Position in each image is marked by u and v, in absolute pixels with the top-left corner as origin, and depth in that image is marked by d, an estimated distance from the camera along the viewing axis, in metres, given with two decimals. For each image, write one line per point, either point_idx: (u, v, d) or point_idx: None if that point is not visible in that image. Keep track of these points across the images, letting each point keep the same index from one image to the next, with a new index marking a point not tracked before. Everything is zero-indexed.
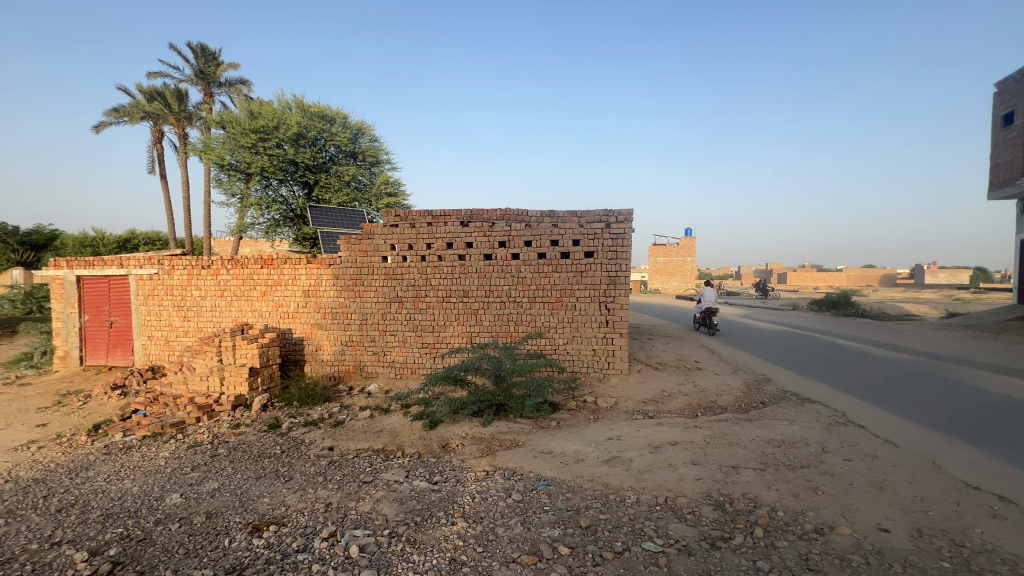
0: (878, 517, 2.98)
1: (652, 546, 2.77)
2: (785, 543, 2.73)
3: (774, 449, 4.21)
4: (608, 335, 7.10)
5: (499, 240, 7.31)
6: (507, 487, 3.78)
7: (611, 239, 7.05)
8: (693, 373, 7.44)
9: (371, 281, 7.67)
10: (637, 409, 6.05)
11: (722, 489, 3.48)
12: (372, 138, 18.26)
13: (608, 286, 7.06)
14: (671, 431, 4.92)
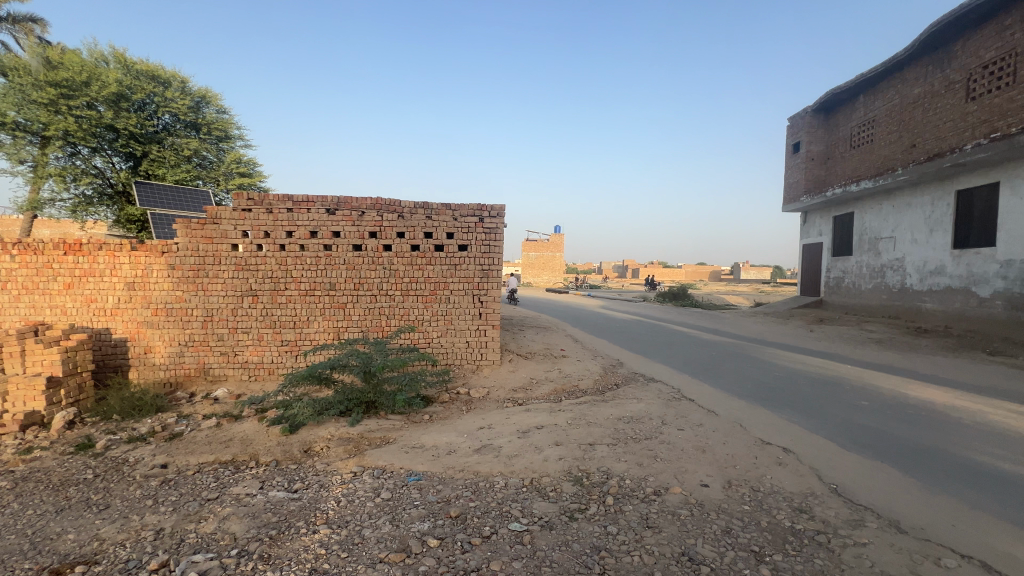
0: (701, 475, 3.53)
1: (517, 526, 2.92)
2: (630, 507, 3.09)
3: (623, 425, 4.75)
4: (480, 327, 7.25)
5: (370, 231, 6.97)
6: (376, 486, 3.64)
7: (484, 233, 7.20)
8: (559, 361, 7.99)
9: (218, 272, 6.74)
10: (507, 398, 6.30)
11: (581, 465, 3.81)
12: (219, 108, 16.21)
13: (481, 280, 7.21)
14: (538, 416, 5.24)
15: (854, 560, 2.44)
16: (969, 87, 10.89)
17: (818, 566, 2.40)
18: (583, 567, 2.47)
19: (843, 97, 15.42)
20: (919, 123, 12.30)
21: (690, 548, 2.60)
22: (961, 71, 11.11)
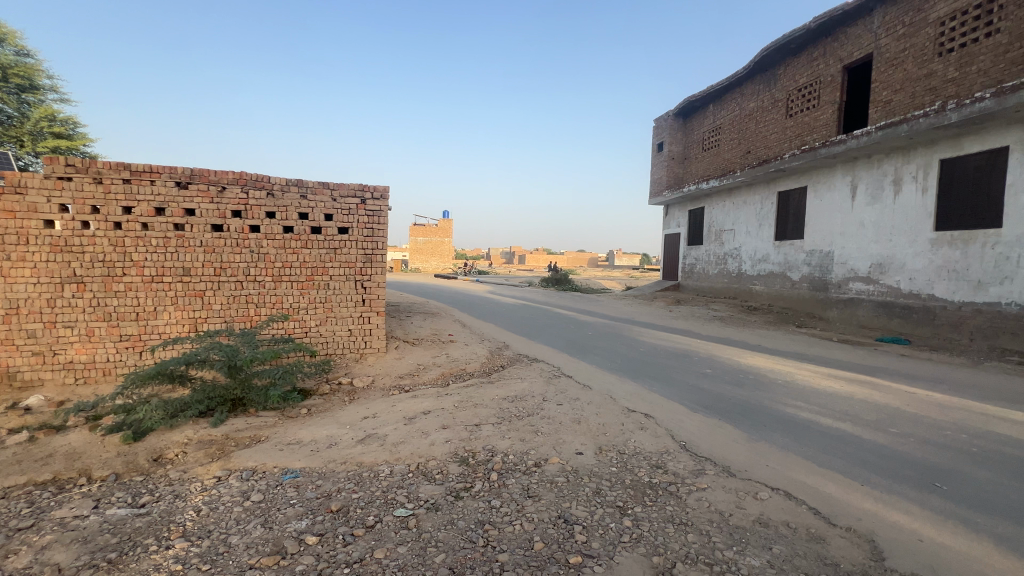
0: (576, 444, 3.85)
1: (403, 511, 2.91)
2: (513, 480, 3.26)
3: (508, 404, 4.95)
4: (364, 315, 6.95)
5: (232, 209, 6.22)
6: (245, 489, 3.34)
7: (367, 215, 6.89)
8: (447, 345, 8.01)
9: (25, 255, 5.48)
10: (393, 385, 6.16)
11: (467, 445, 3.90)
12: (17, 50, 13.15)
13: (364, 264, 6.91)
14: (425, 401, 5.22)
15: (696, 503, 2.88)
16: (789, 106, 13.08)
17: (669, 512, 2.79)
18: (468, 542, 2.55)
19: (698, 105, 17.50)
20: (753, 133, 14.48)
21: (566, 511, 2.83)
22: (784, 91, 13.29)
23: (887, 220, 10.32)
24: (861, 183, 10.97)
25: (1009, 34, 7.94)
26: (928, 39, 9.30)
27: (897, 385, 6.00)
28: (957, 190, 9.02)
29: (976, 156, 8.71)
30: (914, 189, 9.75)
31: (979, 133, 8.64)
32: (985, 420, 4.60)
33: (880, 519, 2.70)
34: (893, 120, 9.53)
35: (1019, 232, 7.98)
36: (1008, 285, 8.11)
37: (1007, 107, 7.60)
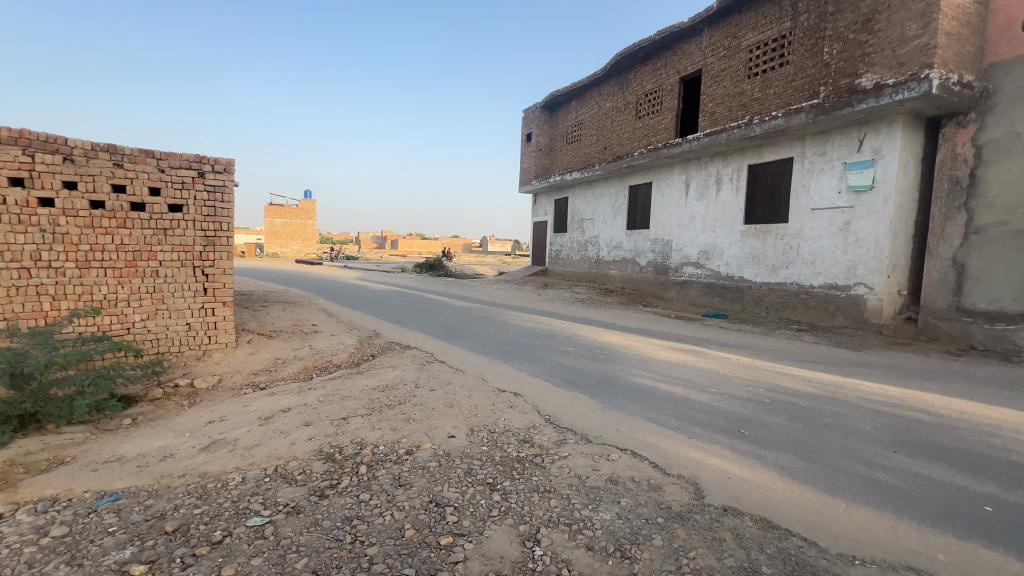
0: (448, 428, 3.88)
1: (257, 520, 2.65)
2: (383, 471, 3.18)
3: (378, 394, 4.79)
4: (206, 306, 6.08)
5: (11, 176, 4.89)
6: (42, 524, 2.71)
7: (206, 191, 6.00)
8: (309, 336, 7.41)
9: None
10: (246, 383, 5.51)
11: (333, 441, 3.68)
12: None
13: (204, 248, 6.03)
14: (284, 398, 4.77)
15: (558, 470, 3.13)
16: (638, 108, 14.59)
17: (534, 482, 2.98)
18: (334, 541, 2.43)
19: (562, 100, 18.54)
20: (609, 131, 15.85)
21: (438, 494, 2.85)
22: (634, 95, 14.76)
23: (711, 214, 12.20)
24: (693, 181, 12.76)
25: (795, 66, 9.87)
26: (741, 62, 11.10)
27: (717, 352, 7.22)
28: (759, 191, 11.03)
29: (772, 164, 10.73)
30: (730, 188, 11.67)
31: (774, 145, 10.65)
32: (774, 376, 5.79)
33: (701, 464, 3.24)
34: (715, 129, 11.24)
35: (799, 226, 10.08)
36: (791, 268, 10.22)
37: (793, 125, 9.50)
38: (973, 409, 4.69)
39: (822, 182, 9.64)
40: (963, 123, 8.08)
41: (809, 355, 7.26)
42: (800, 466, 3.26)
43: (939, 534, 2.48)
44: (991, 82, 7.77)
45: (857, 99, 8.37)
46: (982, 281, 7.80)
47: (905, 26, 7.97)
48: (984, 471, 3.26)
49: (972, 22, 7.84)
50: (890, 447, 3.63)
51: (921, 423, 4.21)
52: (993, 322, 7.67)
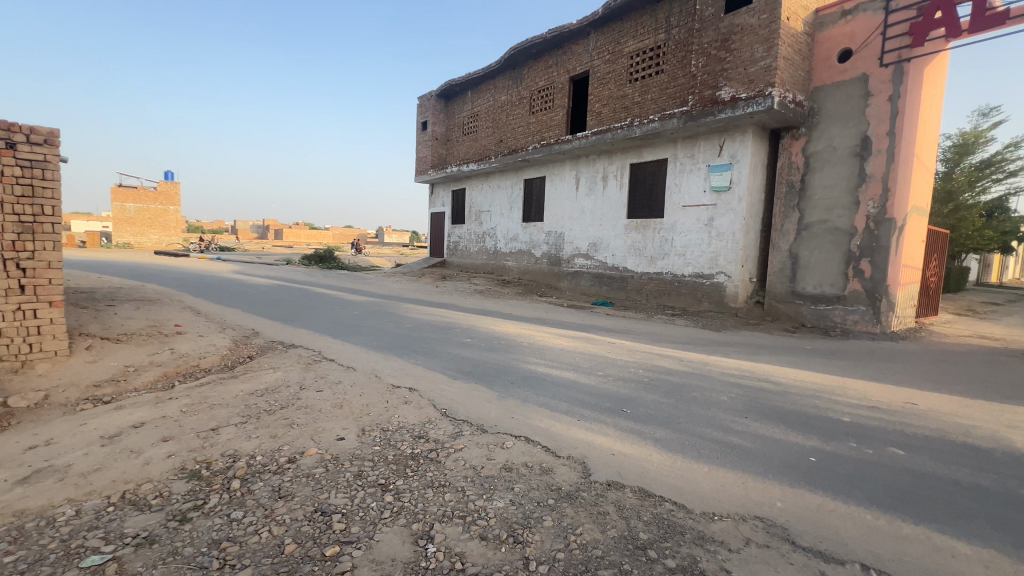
0: (337, 430, 3.65)
1: (96, 559, 2.24)
2: (260, 484, 2.88)
3: (256, 399, 4.34)
4: (26, 307, 5.00)
5: None
6: None
7: (20, 167, 4.91)
8: (171, 339, 6.48)
9: None
10: (84, 397, 4.63)
11: (199, 456, 3.25)
12: None
13: (19, 237, 4.93)
14: (136, 412, 4.11)
15: (453, 464, 3.11)
16: (531, 104, 14.96)
17: (429, 478, 2.92)
18: (197, 569, 2.14)
19: (457, 90, 18.33)
20: (504, 124, 16.05)
21: (324, 502, 2.66)
22: (527, 90, 15.10)
23: (598, 208, 12.99)
24: (582, 177, 13.46)
25: (668, 75, 10.84)
26: (623, 67, 11.90)
27: (605, 338, 7.74)
28: (640, 188, 11.99)
29: (650, 164, 11.71)
30: (615, 185, 12.52)
31: (652, 146, 11.63)
32: (653, 358, 6.37)
33: (589, 444, 3.44)
34: (602, 128, 11.95)
35: (672, 221, 11.16)
36: (667, 259, 11.30)
37: (667, 129, 10.44)
38: (803, 377, 5.62)
39: (691, 182, 10.76)
40: (797, 135, 9.54)
41: (680, 337, 8.12)
42: (672, 437, 3.62)
43: (778, 485, 2.91)
44: (816, 102, 9.28)
45: (718, 109, 9.45)
46: (809, 270, 9.36)
47: (754, 48, 9.16)
48: (810, 428, 3.91)
49: (803, 51, 9.26)
50: (742, 413, 4.19)
51: (766, 391, 4.93)
52: (817, 304, 9.25)
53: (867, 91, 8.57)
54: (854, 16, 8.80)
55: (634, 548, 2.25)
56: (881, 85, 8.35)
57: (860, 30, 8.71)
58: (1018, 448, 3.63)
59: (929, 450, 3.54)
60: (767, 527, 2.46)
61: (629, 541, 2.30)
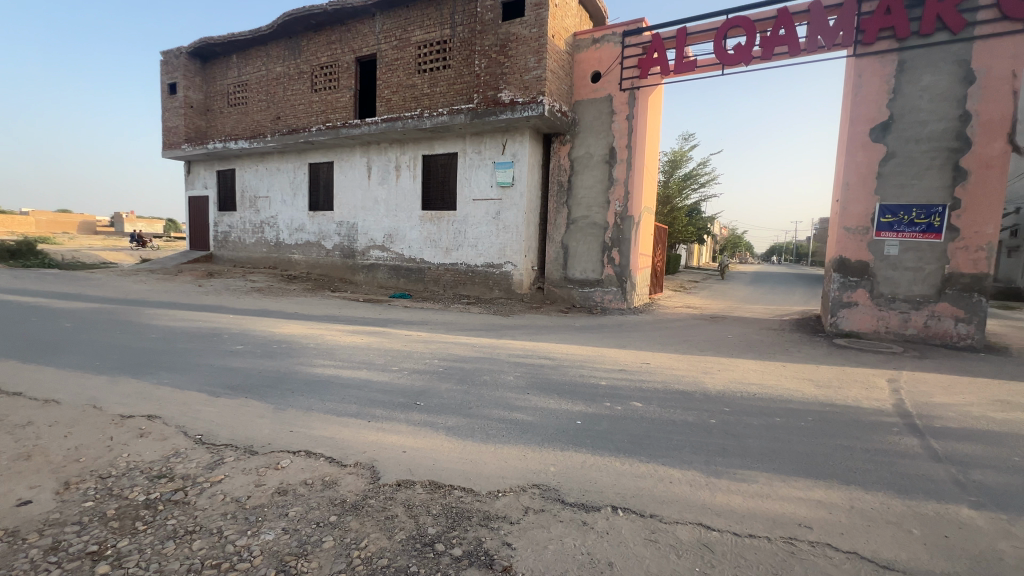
0: (19, 491, 2.61)
1: None
2: None
3: None
4: None
5: None
6: None
7: None
8: None
9: None
10: None
11: None
12: None
13: None
14: None
15: (207, 501, 2.54)
16: (313, 80, 13.56)
17: (171, 526, 2.33)
18: None
19: (216, 51, 15.36)
20: (281, 99, 14.16)
21: None
22: (308, 64, 13.62)
23: (392, 199, 12.63)
24: (374, 165, 12.86)
25: (455, 71, 11.13)
26: (411, 57, 11.74)
27: (401, 331, 7.58)
28: (433, 180, 12.10)
29: (441, 156, 11.90)
30: (408, 175, 12.34)
31: (442, 139, 11.82)
32: (447, 346, 6.51)
33: (379, 445, 3.28)
34: (391, 116, 11.59)
35: (464, 214, 11.61)
36: (461, 250, 11.72)
37: (456, 123, 10.75)
38: (573, 350, 6.53)
39: (479, 177, 11.34)
40: (563, 142, 10.96)
41: (475, 324, 8.51)
42: (463, 423, 3.72)
43: (551, 451, 3.26)
44: (577, 114, 10.79)
45: (500, 110, 10.16)
46: (577, 258, 10.93)
47: (527, 58, 10.11)
48: (577, 394, 4.53)
49: (565, 67, 10.62)
50: (525, 390, 4.60)
51: (545, 367, 5.54)
52: (583, 287, 10.89)
53: (612, 110, 10.37)
54: (601, 45, 10.48)
55: (422, 546, 2.20)
56: (621, 106, 10.23)
57: (605, 57, 10.44)
58: (707, 388, 4.90)
59: (656, 398, 4.49)
60: (543, 492, 2.72)
61: (417, 540, 2.24)
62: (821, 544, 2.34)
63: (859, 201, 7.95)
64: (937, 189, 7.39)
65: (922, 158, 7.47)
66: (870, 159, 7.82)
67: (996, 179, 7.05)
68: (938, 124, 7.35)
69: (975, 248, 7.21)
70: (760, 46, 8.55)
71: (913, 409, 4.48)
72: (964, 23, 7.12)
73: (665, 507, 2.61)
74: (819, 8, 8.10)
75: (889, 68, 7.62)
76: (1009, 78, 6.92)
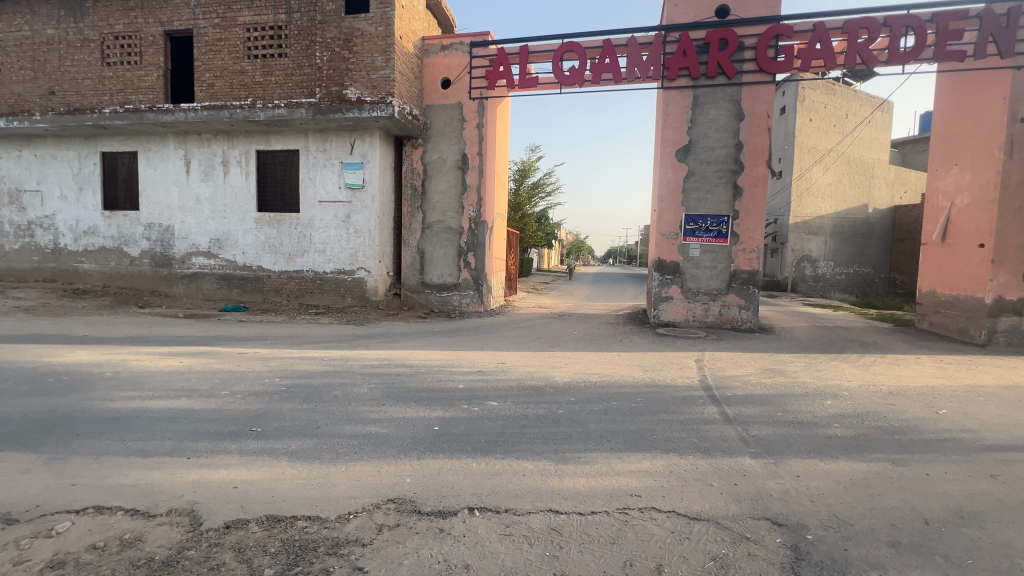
0: None
1: None
2: None
3: None
4: None
5: None
6: None
7: None
8: None
9: None
10: None
11: None
12: None
13: None
14: None
15: None
16: (103, 51, 11.10)
17: None
18: None
19: None
20: (54, 69, 11.26)
21: None
22: (95, 31, 11.10)
23: (219, 198, 10.99)
24: (193, 159, 11.04)
25: (292, 61, 10.17)
26: (238, 38, 10.36)
27: (232, 349, 6.62)
28: (270, 179, 10.87)
29: (280, 153, 10.76)
30: (239, 172, 10.87)
31: (280, 134, 10.69)
32: (290, 362, 5.88)
33: (202, 484, 2.80)
34: (215, 103, 10.11)
35: (309, 216, 10.67)
36: (306, 256, 10.75)
37: (295, 117, 9.84)
38: (431, 356, 6.45)
39: (325, 177, 10.54)
40: (415, 145, 10.81)
41: (325, 336, 7.87)
42: (308, 445, 3.39)
43: (408, 462, 3.16)
44: (428, 119, 10.75)
45: (346, 108, 9.60)
46: (433, 263, 10.87)
47: (374, 56, 9.75)
48: (434, 400, 4.49)
49: (415, 71, 10.50)
50: (380, 401, 4.40)
51: (401, 376, 5.37)
52: (441, 291, 10.87)
53: (462, 117, 10.58)
54: (450, 52, 10.62)
55: None
56: (471, 114, 10.51)
57: (454, 65, 10.61)
58: (556, 381, 5.28)
59: (510, 396, 4.68)
60: (398, 506, 2.62)
61: None
62: (648, 508, 2.68)
63: (670, 211, 9.42)
64: (723, 202, 9.13)
65: (712, 177, 9.15)
66: (676, 176, 9.32)
67: (760, 196, 8.98)
68: (722, 150, 9.09)
69: (750, 250, 9.09)
70: (591, 70, 9.55)
71: (713, 382, 5.45)
72: (735, 70, 8.85)
73: (518, 499, 2.73)
74: (635, 43, 9.29)
75: (687, 101, 9.19)
76: (765, 118, 8.89)
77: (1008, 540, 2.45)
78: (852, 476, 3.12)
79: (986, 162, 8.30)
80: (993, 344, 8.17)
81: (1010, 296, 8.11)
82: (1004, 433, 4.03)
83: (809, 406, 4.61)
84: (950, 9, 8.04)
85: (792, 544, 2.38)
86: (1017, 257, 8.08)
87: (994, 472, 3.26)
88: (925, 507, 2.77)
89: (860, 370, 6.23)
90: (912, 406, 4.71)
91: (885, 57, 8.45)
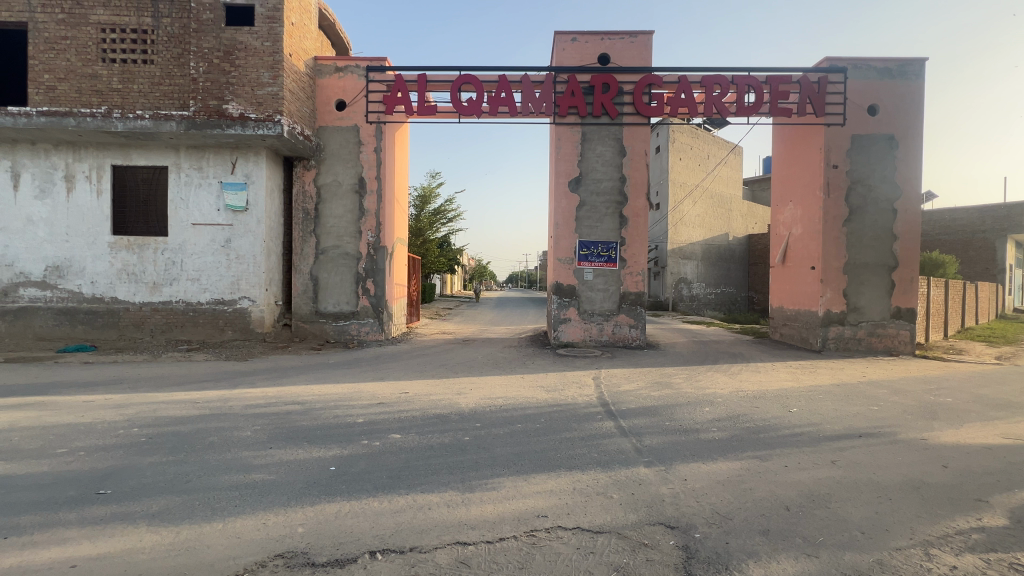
0: None
1: None
2: None
3: None
4: None
5: None
6: None
7: None
8: None
9: None
10: None
11: None
12: None
13: None
14: None
15: None
16: None
17: None
18: None
19: None
20: None
21: None
22: None
23: (60, 219, 9.32)
24: (25, 172, 9.27)
25: (160, 69, 9.15)
26: (89, 38, 9.06)
27: (72, 398, 5.49)
28: (129, 197, 9.51)
29: (141, 169, 9.50)
30: (88, 189, 9.35)
31: (143, 148, 9.46)
32: (154, 408, 5.05)
33: (25, 569, 2.26)
34: (57, 109, 8.68)
35: (180, 240, 9.49)
36: (175, 285, 9.49)
37: (163, 131, 8.82)
38: (326, 391, 5.98)
39: (199, 198, 9.50)
40: (307, 167, 10.24)
41: (197, 375, 6.95)
42: (177, 503, 2.94)
43: (297, 510, 2.86)
44: (320, 140, 10.27)
45: (226, 124, 8.85)
46: (328, 290, 10.24)
47: (260, 71, 9.15)
48: (330, 438, 4.16)
49: (306, 90, 10.01)
50: (265, 445, 3.96)
51: (291, 415, 4.89)
52: (337, 321, 10.24)
53: (359, 140, 10.29)
54: (345, 74, 10.33)
55: None
56: (368, 138, 10.27)
57: (350, 87, 10.33)
58: (461, 408, 5.21)
59: (412, 427, 4.50)
60: (287, 561, 2.37)
61: None
62: (554, 528, 2.73)
63: (565, 237, 9.98)
64: (611, 230, 9.92)
65: (601, 207, 9.93)
66: (570, 206, 9.94)
67: (642, 225, 9.92)
68: (608, 182, 9.92)
69: (636, 273, 9.93)
70: (487, 103, 9.92)
71: (609, 398, 5.77)
72: (617, 112, 9.79)
73: (424, 536, 2.61)
74: (528, 81, 9.84)
75: (577, 137, 9.94)
76: (643, 155, 9.91)
77: (847, 516, 2.90)
78: (729, 475, 3.49)
79: (812, 199, 10.05)
80: (826, 349, 9.77)
81: (836, 308, 9.77)
82: (838, 424, 4.81)
83: (691, 414, 5.09)
84: (779, 74, 9.74)
85: (683, 545, 2.57)
86: (838, 278, 9.77)
87: (834, 458, 3.86)
88: (785, 495, 3.18)
89: (730, 378, 7.05)
90: (771, 406, 5.44)
91: (734, 109, 9.93)
